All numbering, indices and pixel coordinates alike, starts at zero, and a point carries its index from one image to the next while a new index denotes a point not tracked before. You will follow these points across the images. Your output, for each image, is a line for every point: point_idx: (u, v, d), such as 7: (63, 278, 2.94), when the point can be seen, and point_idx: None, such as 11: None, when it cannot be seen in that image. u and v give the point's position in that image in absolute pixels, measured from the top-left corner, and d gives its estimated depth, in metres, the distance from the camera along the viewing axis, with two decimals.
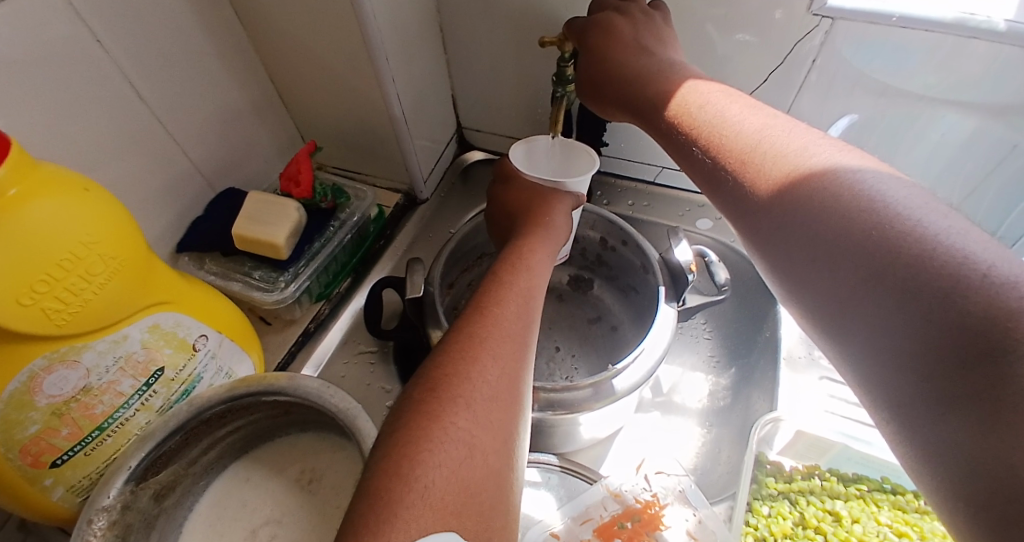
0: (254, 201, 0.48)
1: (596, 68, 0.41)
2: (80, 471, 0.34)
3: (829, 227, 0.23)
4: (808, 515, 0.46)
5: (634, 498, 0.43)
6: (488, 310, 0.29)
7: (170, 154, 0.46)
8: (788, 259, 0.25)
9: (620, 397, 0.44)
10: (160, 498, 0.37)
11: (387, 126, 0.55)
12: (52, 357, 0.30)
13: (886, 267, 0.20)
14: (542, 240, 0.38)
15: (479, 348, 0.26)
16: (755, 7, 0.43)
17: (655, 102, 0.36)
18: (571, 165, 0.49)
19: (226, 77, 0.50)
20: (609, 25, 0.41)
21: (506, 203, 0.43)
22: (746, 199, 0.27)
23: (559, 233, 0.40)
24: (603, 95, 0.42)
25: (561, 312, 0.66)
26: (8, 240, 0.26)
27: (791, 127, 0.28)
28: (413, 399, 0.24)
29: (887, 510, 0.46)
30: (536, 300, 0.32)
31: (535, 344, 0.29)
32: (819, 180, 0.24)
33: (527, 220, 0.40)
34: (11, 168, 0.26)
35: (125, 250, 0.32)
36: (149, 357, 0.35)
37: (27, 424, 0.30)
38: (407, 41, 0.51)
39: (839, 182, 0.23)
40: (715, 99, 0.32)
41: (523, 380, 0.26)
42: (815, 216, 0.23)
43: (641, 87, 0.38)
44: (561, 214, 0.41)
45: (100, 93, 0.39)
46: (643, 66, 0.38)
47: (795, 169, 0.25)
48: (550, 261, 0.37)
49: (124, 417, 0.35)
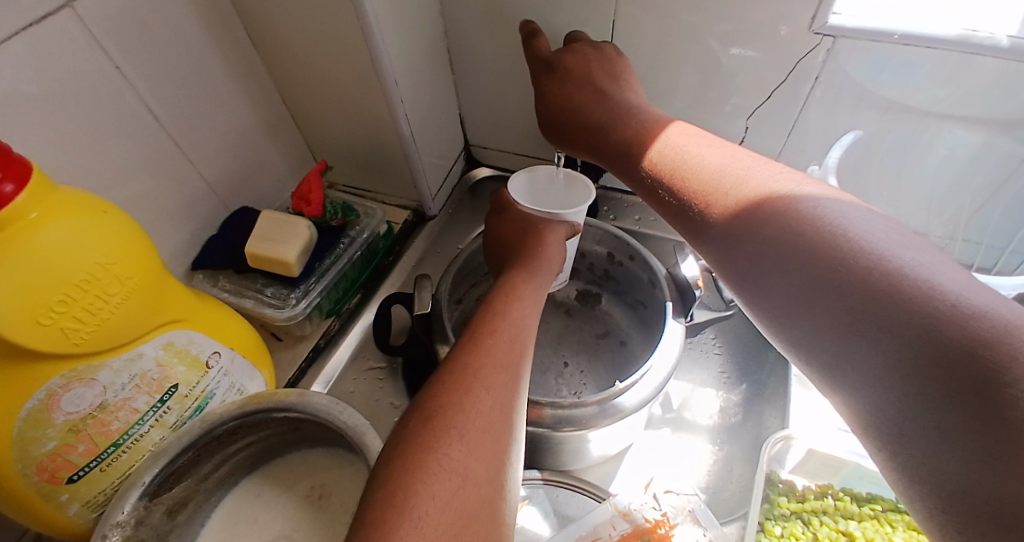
0: (266, 220, 0.49)
1: (567, 115, 0.42)
2: (95, 487, 0.35)
3: (800, 264, 0.23)
4: (821, 535, 0.44)
5: (643, 517, 0.43)
6: (482, 340, 0.29)
7: (185, 173, 0.48)
8: (765, 293, 0.25)
9: (628, 414, 0.44)
10: (172, 514, 0.37)
11: (395, 145, 0.56)
12: (70, 376, 0.31)
13: (860, 301, 0.20)
14: (535, 268, 0.38)
15: (473, 378, 0.26)
16: (758, 23, 0.43)
17: (626, 138, 0.37)
18: (569, 199, 0.50)
19: (239, 98, 0.51)
20: (569, 70, 0.42)
21: (503, 232, 0.44)
22: (720, 238, 0.28)
23: (552, 259, 0.41)
24: (569, 135, 0.42)
25: (569, 327, 0.66)
26: (25, 264, 0.27)
27: (753, 162, 0.29)
28: (408, 428, 0.24)
29: (903, 530, 0.43)
30: (529, 329, 0.32)
31: (527, 373, 0.29)
32: (782, 216, 0.24)
33: (525, 247, 0.41)
34: (30, 193, 0.27)
35: (139, 271, 0.33)
36: (163, 375, 0.36)
37: (44, 441, 0.31)
38: (414, 61, 0.52)
39: (803, 218, 0.24)
40: (679, 140, 0.33)
41: (517, 409, 0.27)
42: (784, 254, 0.24)
43: (606, 133, 0.38)
44: (552, 244, 0.41)
45: (119, 116, 0.41)
46: (608, 104, 0.40)
47: (760, 203, 0.26)
48: (543, 290, 0.38)
49: (138, 433, 0.36)
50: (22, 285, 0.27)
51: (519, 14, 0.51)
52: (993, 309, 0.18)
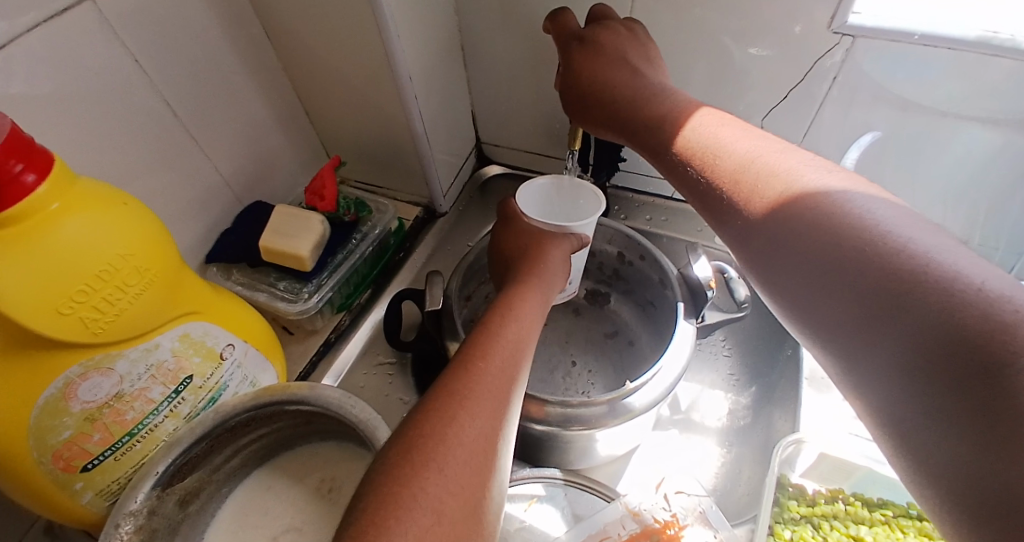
0: (279, 214, 0.49)
1: (585, 87, 0.41)
2: (108, 476, 0.35)
3: (819, 255, 0.23)
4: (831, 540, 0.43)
5: (653, 517, 0.42)
6: (473, 364, 0.29)
7: (200, 167, 0.48)
8: (785, 283, 0.25)
9: (638, 414, 0.44)
10: (184, 504, 0.38)
11: (408, 141, 0.56)
12: (88, 366, 0.31)
13: (878, 293, 0.20)
14: (533, 288, 0.38)
15: (459, 406, 0.26)
16: (775, 18, 0.43)
17: (648, 117, 0.36)
18: (578, 214, 0.50)
19: (255, 92, 0.51)
20: (598, 46, 0.41)
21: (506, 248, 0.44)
22: (741, 218, 0.28)
23: (553, 278, 0.40)
24: (589, 111, 0.41)
25: (578, 326, 0.66)
26: (46, 254, 0.27)
27: (780, 148, 0.28)
28: (389, 457, 0.24)
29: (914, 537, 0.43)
30: (523, 354, 0.31)
31: (516, 402, 0.29)
32: (806, 206, 0.24)
33: (526, 266, 0.40)
34: (52, 184, 0.28)
35: (157, 262, 0.33)
36: (178, 366, 0.36)
37: (60, 430, 0.31)
38: (428, 58, 0.52)
39: (829, 206, 0.24)
40: (708, 120, 0.32)
41: (501, 441, 0.26)
42: (805, 245, 0.24)
43: (632, 108, 0.37)
44: (552, 262, 0.41)
45: (138, 108, 0.41)
46: (632, 80, 0.39)
47: (785, 192, 0.26)
48: (542, 310, 0.37)
49: (152, 423, 0.36)
50: (43, 275, 0.27)
51: (534, 12, 0.51)
52: (1015, 294, 0.17)
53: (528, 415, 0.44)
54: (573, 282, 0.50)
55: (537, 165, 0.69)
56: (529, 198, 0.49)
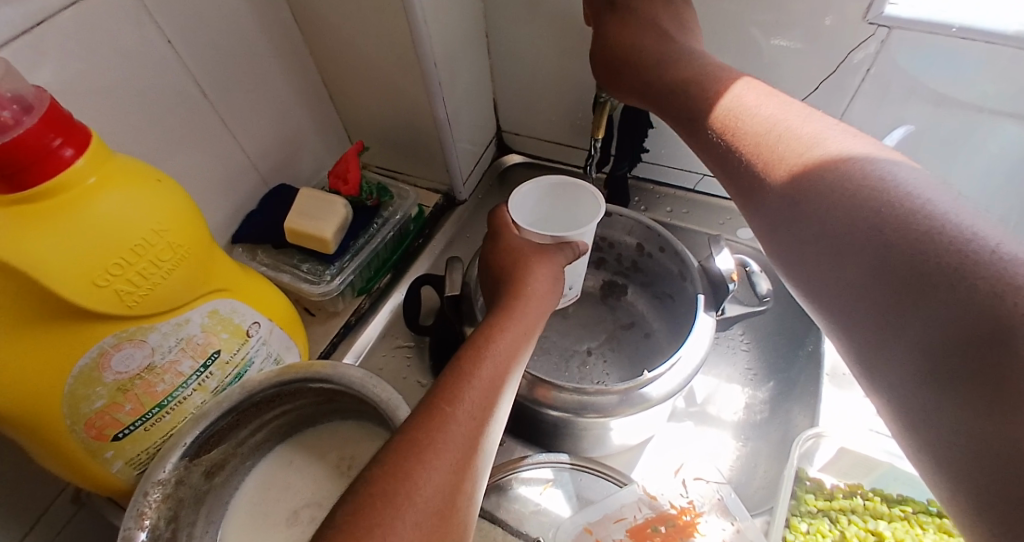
0: (304, 197, 0.50)
1: (612, 53, 0.41)
2: (138, 446, 0.36)
3: (836, 217, 0.23)
4: (849, 534, 0.43)
5: (670, 503, 0.40)
6: (441, 403, 0.26)
7: (228, 149, 0.49)
8: (805, 264, 0.25)
9: (654, 404, 0.44)
10: (209, 476, 0.38)
11: (430, 128, 0.57)
12: (123, 338, 0.32)
13: (895, 262, 0.20)
14: (521, 314, 0.34)
15: (417, 459, 0.23)
16: (801, 13, 0.42)
17: (672, 87, 0.36)
18: (577, 218, 0.47)
19: (281, 77, 0.52)
20: (634, 17, 0.42)
21: (494, 258, 0.40)
22: (758, 182, 0.28)
23: (543, 299, 0.36)
24: (617, 79, 0.42)
25: (595, 316, 0.66)
26: (82, 227, 0.28)
27: (805, 113, 0.28)
28: (336, 517, 0.21)
29: (934, 533, 0.42)
30: (502, 389, 0.28)
31: (487, 448, 0.26)
32: (825, 169, 0.24)
33: (510, 286, 0.37)
34: (89, 158, 0.29)
35: (188, 238, 0.34)
36: (207, 341, 0.37)
37: (93, 399, 0.32)
38: (453, 45, 0.52)
39: (848, 168, 0.24)
40: (737, 87, 0.31)
41: (464, 498, 0.24)
42: (821, 208, 0.24)
43: (659, 74, 0.37)
44: (541, 280, 0.37)
45: (169, 90, 0.42)
46: (662, 50, 0.38)
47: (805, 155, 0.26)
48: (530, 338, 0.33)
49: (181, 396, 0.36)
50: (81, 248, 0.28)
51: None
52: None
53: (539, 399, 0.44)
54: (573, 289, 0.48)
55: (558, 155, 0.68)
56: (525, 198, 0.47)
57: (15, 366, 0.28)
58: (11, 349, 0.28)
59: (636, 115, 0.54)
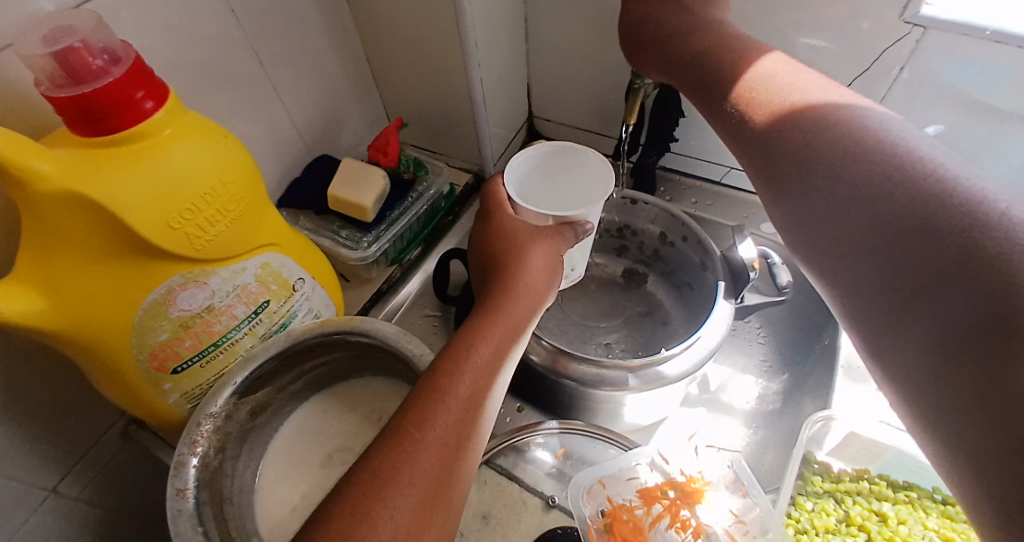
0: (347, 166, 0.53)
1: (644, 38, 0.43)
2: (193, 381, 0.39)
3: (845, 178, 0.24)
4: (853, 513, 0.44)
5: (679, 471, 0.40)
6: (409, 432, 0.25)
7: (278, 118, 0.52)
8: (810, 233, 0.26)
9: (669, 382, 0.46)
10: (253, 415, 0.42)
11: (466, 109, 0.59)
12: (189, 279, 0.35)
13: (909, 230, 0.21)
14: (507, 316, 0.32)
15: (375, 499, 0.23)
16: (835, 8, 0.43)
17: (696, 58, 0.37)
18: (581, 193, 0.48)
19: (330, 53, 0.55)
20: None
21: (488, 246, 0.39)
22: (771, 151, 0.29)
23: (536, 295, 0.35)
24: (643, 53, 0.43)
25: (614, 302, 0.68)
26: (154, 175, 0.31)
27: (812, 80, 0.30)
28: None
29: (937, 518, 0.43)
30: (479, 408, 0.28)
31: (459, 473, 0.26)
32: (834, 128, 0.26)
33: (502, 281, 0.35)
34: (166, 112, 0.32)
35: (246, 193, 0.37)
36: (259, 290, 0.40)
37: (159, 331, 0.35)
38: (494, 29, 0.54)
39: (859, 130, 0.25)
40: (755, 63, 0.33)
41: (430, 526, 0.24)
42: (829, 169, 0.25)
43: (684, 46, 0.39)
44: (535, 273, 0.36)
45: (231, 59, 0.45)
46: (684, 24, 0.40)
47: (826, 113, 0.27)
48: (516, 342, 0.32)
49: (234, 338, 0.39)
50: (152, 193, 0.31)
51: None
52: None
53: (558, 370, 0.46)
54: (575, 270, 0.49)
55: (588, 143, 0.70)
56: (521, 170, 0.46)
57: (91, 299, 0.31)
58: (79, 290, 0.31)
59: (667, 104, 0.55)
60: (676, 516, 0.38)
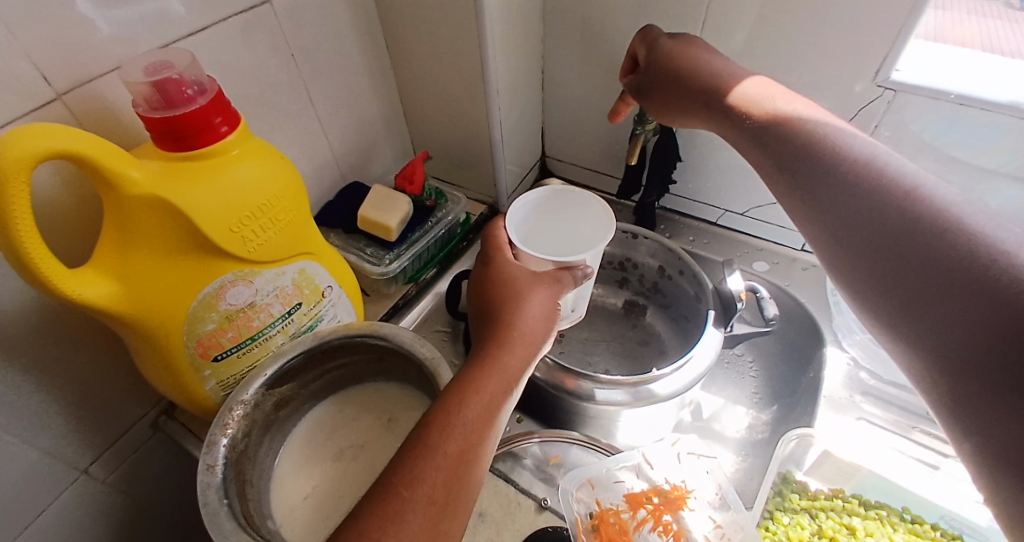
0: (376, 191, 0.59)
1: (666, 89, 0.45)
2: (230, 370, 0.43)
3: (894, 226, 0.27)
4: (825, 526, 0.46)
5: (663, 479, 0.42)
6: (398, 492, 0.28)
7: (319, 146, 0.59)
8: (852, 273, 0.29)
9: (660, 400, 0.49)
10: (277, 408, 0.45)
11: (486, 146, 0.66)
12: (239, 277, 0.40)
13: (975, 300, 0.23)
14: (500, 372, 0.34)
15: None
16: (812, 68, 0.50)
17: (732, 109, 0.39)
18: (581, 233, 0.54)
19: (369, 93, 0.62)
20: (672, 54, 0.45)
21: (487, 294, 0.41)
22: (823, 203, 0.31)
23: (531, 343, 0.37)
24: (669, 103, 0.45)
25: (615, 331, 0.72)
26: (217, 190, 0.37)
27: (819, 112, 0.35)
28: None
29: (901, 533, 0.46)
30: (468, 464, 0.30)
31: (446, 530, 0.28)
32: (844, 155, 0.31)
33: (498, 330, 0.37)
34: (236, 136, 0.38)
35: (291, 208, 0.43)
36: (294, 292, 0.45)
37: (207, 321, 0.40)
38: (514, 77, 0.62)
39: (870, 160, 0.30)
40: (765, 105, 0.38)
41: None
42: (850, 196, 0.29)
43: (715, 98, 0.41)
44: (531, 323, 0.38)
45: (287, 94, 0.52)
46: (708, 77, 0.42)
47: (859, 160, 0.30)
48: (510, 393, 0.34)
49: (268, 334, 0.44)
50: (214, 206, 0.37)
51: (609, 47, 0.60)
52: None
53: (556, 384, 0.50)
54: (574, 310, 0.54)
55: (594, 182, 0.76)
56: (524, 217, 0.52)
57: (153, 295, 0.36)
58: (146, 283, 0.36)
59: (667, 148, 0.62)
60: (659, 520, 0.40)
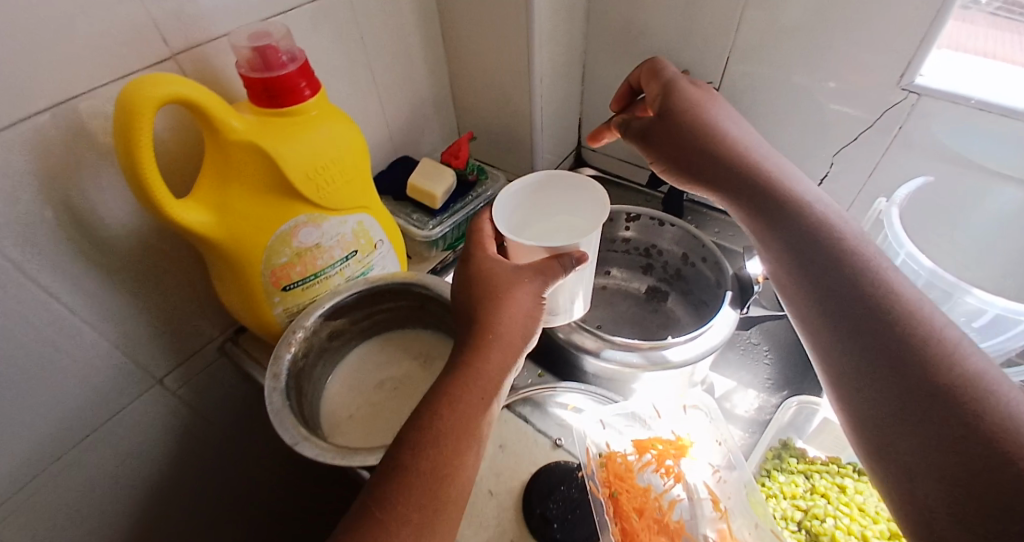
0: (424, 163, 0.65)
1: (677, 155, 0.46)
2: (295, 301, 0.50)
3: (881, 343, 0.30)
4: (818, 484, 0.49)
5: (670, 432, 0.46)
6: (375, 516, 0.30)
7: (377, 120, 0.65)
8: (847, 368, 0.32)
9: (672, 366, 0.53)
10: (331, 338, 0.52)
11: (526, 130, 0.71)
12: (311, 220, 0.47)
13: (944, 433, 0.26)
14: (473, 381, 0.35)
15: None
16: (837, 68, 0.53)
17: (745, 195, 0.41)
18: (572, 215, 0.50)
19: (424, 75, 0.69)
20: (687, 120, 0.46)
21: (466, 286, 0.41)
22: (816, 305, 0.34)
23: (510, 344, 0.37)
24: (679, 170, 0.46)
25: (636, 314, 0.76)
26: (298, 143, 0.43)
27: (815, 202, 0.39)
28: None
29: None
30: (443, 484, 0.32)
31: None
32: (850, 247, 0.35)
33: (476, 331, 0.37)
34: (316, 99, 0.45)
35: (356, 166, 0.49)
36: (353, 240, 0.51)
37: (281, 255, 0.46)
38: (556, 69, 0.67)
39: (864, 272, 0.33)
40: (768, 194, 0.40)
41: None
42: (844, 302, 0.33)
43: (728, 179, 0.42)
44: (507, 321, 0.37)
45: (354, 71, 0.59)
46: (720, 155, 0.43)
47: (850, 273, 0.33)
48: (488, 402, 0.35)
49: (328, 274, 0.51)
50: (295, 157, 0.43)
51: (647, 43, 0.64)
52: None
53: (577, 344, 0.55)
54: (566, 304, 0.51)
55: (626, 173, 0.80)
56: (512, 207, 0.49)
57: (240, 227, 0.43)
58: (236, 215, 0.43)
59: None
60: (662, 463, 0.44)
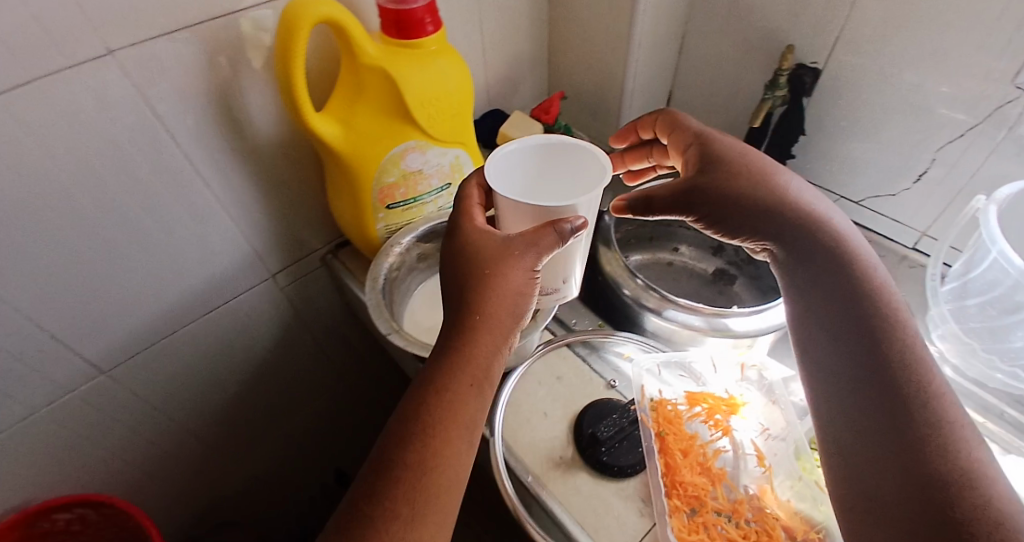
0: (516, 115, 0.69)
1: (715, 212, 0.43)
2: (395, 221, 0.55)
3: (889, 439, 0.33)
4: None
5: (723, 390, 0.48)
6: (372, 512, 0.31)
7: (478, 72, 0.69)
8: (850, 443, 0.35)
9: (732, 335, 0.54)
10: (422, 259, 0.58)
11: (616, 96, 0.73)
12: (419, 147, 0.52)
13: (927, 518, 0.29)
14: (462, 368, 0.34)
15: None
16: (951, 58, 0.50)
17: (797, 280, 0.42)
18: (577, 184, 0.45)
19: (525, 33, 0.71)
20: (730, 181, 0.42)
21: (455, 265, 0.39)
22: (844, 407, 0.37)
23: (501, 325, 0.36)
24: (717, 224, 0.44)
25: (700, 291, 0.76)
26: (418, 74, 0.47)
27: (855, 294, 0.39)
28: None
29: None
30: (434, 473, 0.32)
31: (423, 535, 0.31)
32: (884, 346, 0.36)
33: (465, 314, 0.36)
34: (438, 36, 0.48)
35: (461, 103, 0.53)
36: (449, 172, 0.56)
37: (390, 176, 0.52)
38: (655, 38, 0.68)
39: (890, 375, 0.35)
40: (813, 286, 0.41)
41: None
42: (866, 402, 0.35)
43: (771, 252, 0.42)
44: (499, 302, 0.36)
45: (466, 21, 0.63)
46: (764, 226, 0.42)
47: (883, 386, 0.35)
48: (479, 388, 0.35)
49: (425, 200, 0.56)
50: (414, 86, 0.47)
51: (752, 18, 0.63)
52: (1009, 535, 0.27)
53: (640, 301, 0.57)
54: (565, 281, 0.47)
55: None
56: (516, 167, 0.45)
57: (360, 144, 0.49)
58: (358, 133, 0.48)
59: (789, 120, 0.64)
60: (712, 417, 0.45)
